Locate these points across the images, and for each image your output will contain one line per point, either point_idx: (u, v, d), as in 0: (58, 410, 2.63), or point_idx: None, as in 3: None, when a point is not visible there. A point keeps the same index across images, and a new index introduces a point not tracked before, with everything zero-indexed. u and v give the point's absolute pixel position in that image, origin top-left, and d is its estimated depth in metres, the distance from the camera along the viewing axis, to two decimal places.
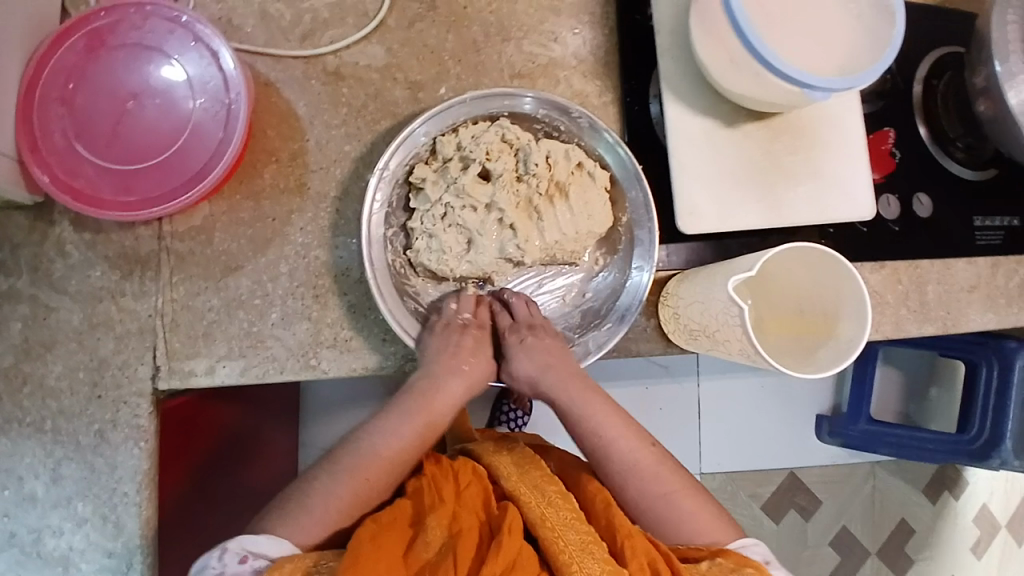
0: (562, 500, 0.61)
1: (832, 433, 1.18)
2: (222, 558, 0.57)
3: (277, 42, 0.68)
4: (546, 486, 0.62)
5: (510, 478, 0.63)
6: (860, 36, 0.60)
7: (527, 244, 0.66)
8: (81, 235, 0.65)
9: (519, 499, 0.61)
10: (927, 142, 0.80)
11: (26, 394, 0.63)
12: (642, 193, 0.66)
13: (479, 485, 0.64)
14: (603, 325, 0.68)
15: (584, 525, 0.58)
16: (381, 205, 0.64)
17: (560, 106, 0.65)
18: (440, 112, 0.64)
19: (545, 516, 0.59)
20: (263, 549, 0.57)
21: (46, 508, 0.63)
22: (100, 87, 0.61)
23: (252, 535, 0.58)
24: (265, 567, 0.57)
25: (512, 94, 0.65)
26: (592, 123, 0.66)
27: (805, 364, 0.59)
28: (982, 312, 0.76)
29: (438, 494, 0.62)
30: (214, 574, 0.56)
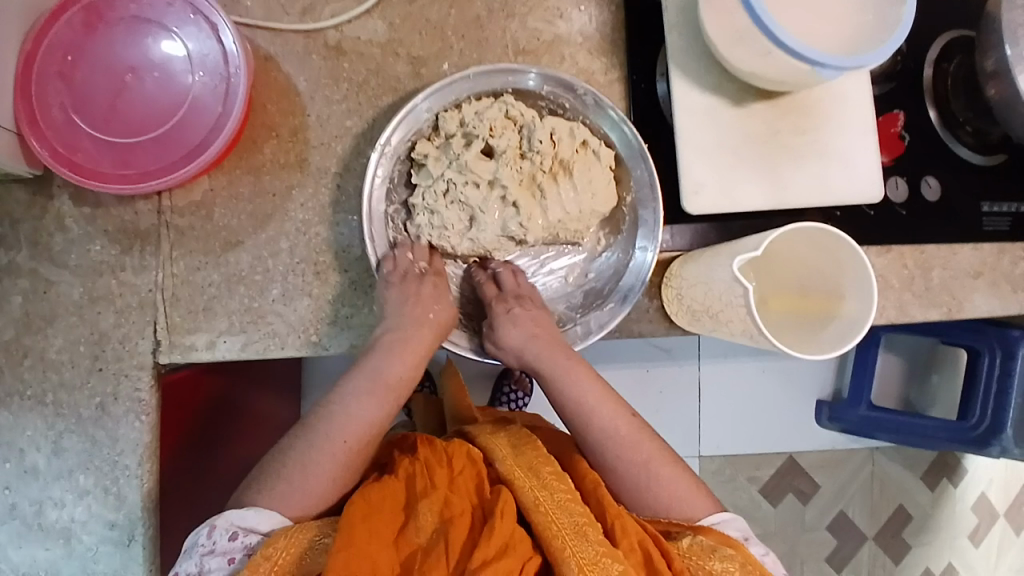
0: (557, 482, 0.61)
1: (832, 418, 1.18)
2: (212, 535, 0.58)
3: (277, 17, 0.67)
4: (541, 467, 0.62)
5: (505, 461, 0.63)
6: (869, 11, 0.59)
7: (529, 222, 0.65)
8: (80, 209, 0.65)
9: (514, 483, 0.61)
10: (937, 126, 0.79)
11: (27, 367, 0.63)
12: (647, 171, 0.65)
13: (472, 469, 0.63)
14: (597, 308, 0.67)
15: (579, 507, 0.58)
16: (382, 181, 0.63)
17: (564, 83, 0.64)
18: (444, 87, 0.64)
19: (539, 501, 0.59)
20: (254, 524, 0.59)
21: (48, 481, 0.63)
22: (98, 60, 0.60)
23: (241, 511, 0.59)
24: (256, 542, 0.58)
25: (516, 69, 0.64)
26: (597, 100, 0.65)
27: (806, 343, 0.59)
28: (987, 296, 0.76)
29: (429, 480, 0.61)
30: (205, 551, 0.58)
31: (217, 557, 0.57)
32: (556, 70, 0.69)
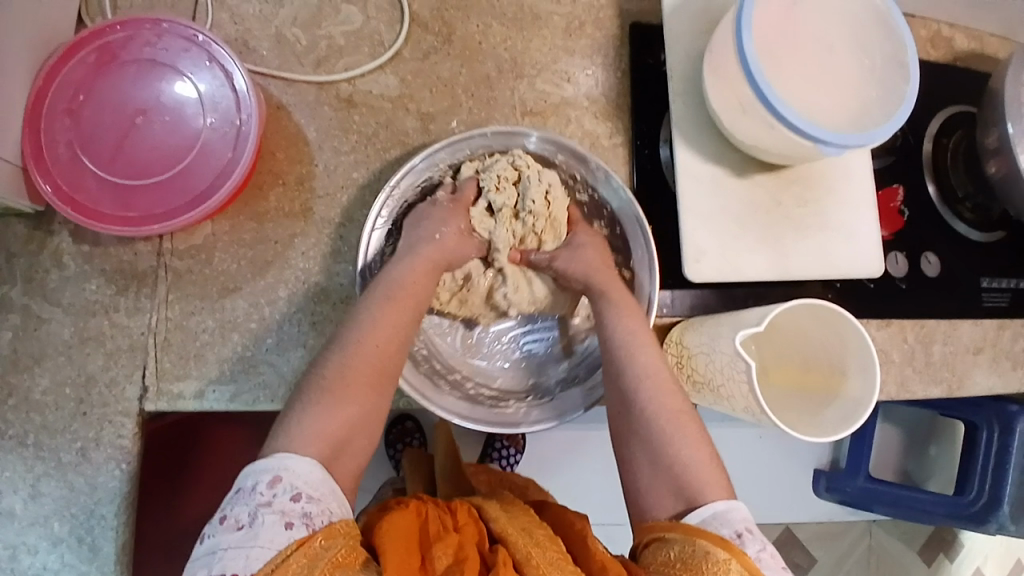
0: (550, 543, 0.55)
1: (829, 489, 1.15)
2: (272, 488, 0.48)
3: (291, 67, 0.68)
4: (535, 529, 0.57)
5: (498, 521, 0.58)
6: (873, 90, 0.60)
7: (515, 293, 0.68)
8: (79, 247, 0.64)
9: (506, 540, 0.55)
10: (936, 202, 0.79)
11: (10, 407, 0.62)
12: (645, 249, 0.66)
13: (474, 526, 0.58)
14: (546, 403, 0.68)
15: (570, 566, 0.53)
16: (383, 222, 0.64)
17: (578, 155, 0.65)
18: (462, 141, 0.64)
19: (530, 555, 0.53)
20: (319, 492, 0.49)
21: (23, 525, 0.61)
22: (109, 101, 0.61)
23: (311, 466, 0.50)
24: (318, 510, 0.48)
25: (529, 134, 0.64)
26: (608, 177, 0.65)
27: (810, 425, 0.58)
28: (986, 373, 0.77)
29: (442, 523, 0.56)
30: (261, 501, 0.47)
31: (272, 515, 0.47)
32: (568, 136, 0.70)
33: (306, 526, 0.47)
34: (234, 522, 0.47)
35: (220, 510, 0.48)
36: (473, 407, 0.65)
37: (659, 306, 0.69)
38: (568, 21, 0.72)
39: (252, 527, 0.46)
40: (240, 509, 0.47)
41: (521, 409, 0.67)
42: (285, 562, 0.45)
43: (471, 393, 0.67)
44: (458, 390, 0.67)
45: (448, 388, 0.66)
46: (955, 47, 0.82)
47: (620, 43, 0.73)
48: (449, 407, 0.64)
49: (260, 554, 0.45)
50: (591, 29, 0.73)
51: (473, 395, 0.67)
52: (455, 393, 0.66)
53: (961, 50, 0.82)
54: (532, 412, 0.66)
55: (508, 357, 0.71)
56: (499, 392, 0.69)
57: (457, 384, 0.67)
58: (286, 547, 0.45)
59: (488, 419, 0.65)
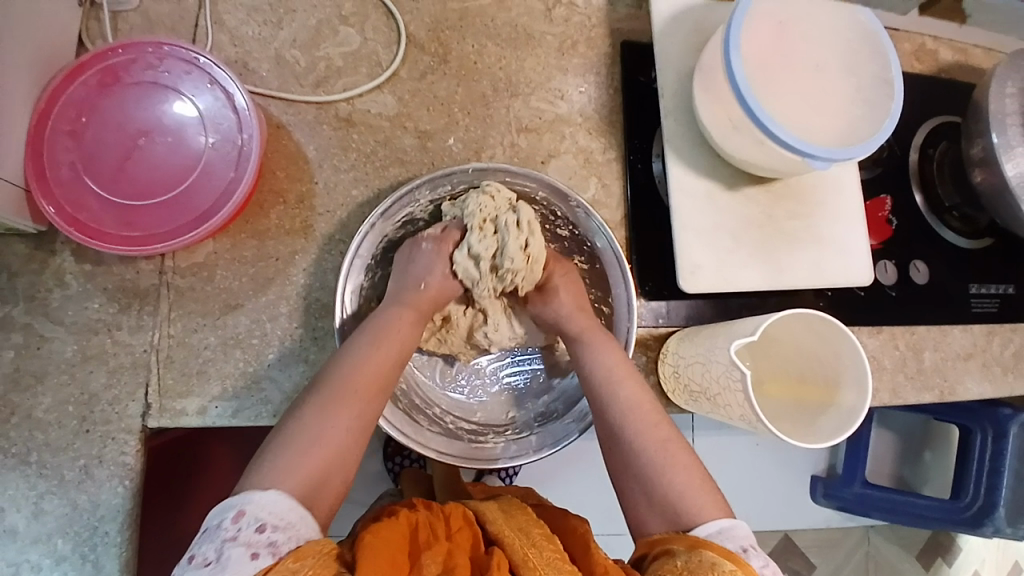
0: (547, 542, 0.57)
1: (826, 496, 1.16)
2: (238, 521, 0.47)
3: (290, 87, 0.69)
4: (531, 528, 0.59)
5: (495, 523, 0.60)
6: (859, 108, 0.62)
7: (494, 333, 0.70)
8: (81, 266, 0.65)
9: (504, 541, 0.57)
10: (923, 211, 0.81)
11: (12, 425, 0.62)
12: (625, 291, 0.66)
13: (469, 530, 0.60)
14: (524, 438, 0.67)
15: (567, 565, 0.54)
16: (361, 258, 0.64)
17: (560, 192, 0.66)
18: (441, 176, 0.66)
19: (527, 557, 0.55)
20: (287, 517, 0.48)
21: (25, 543, 0.61)
22: (111, 123, 0.62)
23: (276, 497, 0.49)
24: (286, 539, 0.47)
25: (507, 171, 0.66)
26: (588, 214, 0.66)
27: (806, 432, 0.59)
28: (977, 379, 0.78)
29: (432, 533, 0.58)
30: (227, 537, 0.46)
31: (239, 548, 0.45)
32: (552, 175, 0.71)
33: (273, 555, 0.46)
34: (202, 560, 0.45)
35: (187, 551, 0.47)
36: (449, 441, 0.65)
37: (656, 317, 0.71)
38: (561, 40, 0.74)
39: (220, 565, 0.45)
40: (204, 547, 0.46)
41: (498, 443, 0.66)
42: None
43: (450, 428, 0.68)
44: (437, 425, 0.67)
45: (426, 422, 0.66)
46: (937, 61, 0.84)
47: (612, 62, 0.75)
48: (426, 440, 0.64)
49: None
50: (584, 48, 0.74)
51: (451, 429, 0.67)
52: (433, 428, 0.66)
53: (943, 64, 0.84)
54: (511, 446, 0.66)
55: (487, 392, 0.73)
56: (477, 427, 0.69)
57: (436, 418, 0.68)
58: None
59: (463, 453, 0.65)
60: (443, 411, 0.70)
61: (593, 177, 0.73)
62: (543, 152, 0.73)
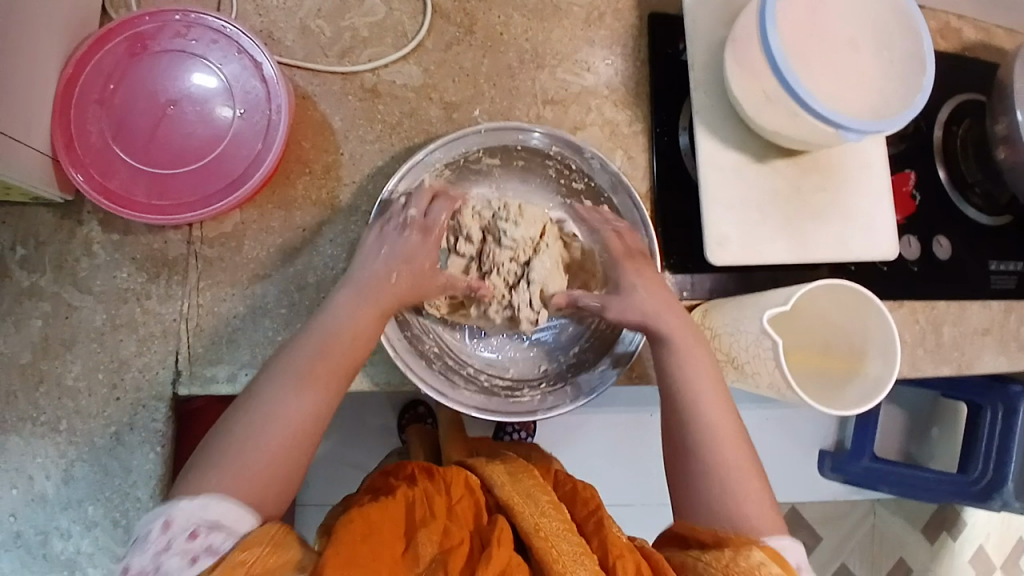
0: (555, 511, 0.59)
1: (834, 470, 1.17)
2: (167, 531, 0.48)
3: (316, 57, 0.69)
4: (539, 495, 0.60)
5: (502, 487, 0.62)
6: (891, 81, 0.62)
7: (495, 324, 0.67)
8: (109, 234, 0.65)
9: (513, 509, 0.59)
10: (946, 187, 0.81)
11: (42, 392, 0.62)
12: (648, 238, 0.67)
13: (470, 498, 0.62)
14: (561, 388, 0.69)
15: (576, 537, 0.56)
16: None
17: (572, 145, 0.68)
18: (454, 140, 0.66)
19: (538, 525, 0.57)
20: (221, 519, 0.49)
21: (55, 510, 0.61)
22: (139, 91, 0.62)
23: (202, 501, 0.49)
24: (222, 541, 0.48)
25: (524, 128, 0.66)
26: (603, 164, 0.68)
27: (835, 400, 0.60)
28: (995, 353, 0.79)
29: (428, 507, 0.59)
30: (160, 547, 0.48)
31: (175, 558, 0.47)
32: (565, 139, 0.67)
33: (213, 558, 0.47)
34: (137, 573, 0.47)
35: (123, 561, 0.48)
36: (489, 399, 0.67)
37: (680, 289, 0.71)
38: (587, 11, 0.74)
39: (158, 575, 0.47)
40: (139, 560, 0.47)
41: (536, 397, 0.68)
42: None
43: (487, 387, 0.68)
44: (474, 384, 0.68)
45: (463, 383, 0.67)
46: (962, 37, 0.84)
47: (638, 34, 0.74)
48: (464, 400, 0.66)
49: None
50: (610, 20, 0.74)
51: (488, 388, 0.68)
52: (472, 388, 0.67)
53: (968, 40, 0.84)
54: (550, 399, 0.68)
55: (515, 349, 0.72)
56: (512, 382, 0.70)
57: (472, 378, 0.69)
58: None
59: (503, 408, 0.66)
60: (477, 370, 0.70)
61: (619, 150, 0.73)
62: (568, 124, 0.72)
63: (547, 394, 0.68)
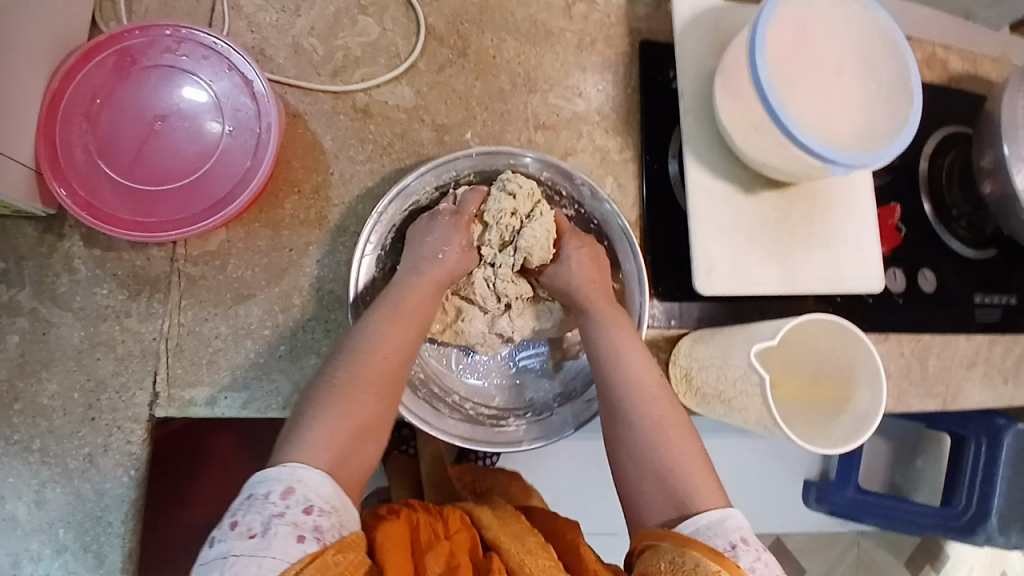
0: (542, 550, 0.56)
1: (819, 500, 1.17)
2: (286, 499, 0.49)
3: (307, 76, 0.68)
4: (527, 537, 0.58)
5: (491, 529, 0.60)
6: (879, 114, 0.63)
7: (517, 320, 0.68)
8: (90, 251, 0.63)
9: (499, 546, 0.57)
10: (931, 219, 0.82)
11: (16, 411, 0.61)
12: (636, 265, 0.67)
13: (467, 531, 0.60)
14: (547, 419, 0.68)
15: (560, 573, 0.53)
16: (373, 247, 0.65)
17: (563, 171, 0.67)
18: (445, 163, 0.65)
19: (521, 562, 0.54)
20: (330, 505, 0.50)
21: (27, 532, 0.59)
22: (127, 107, 0.61)
23: (320, 478, 0.51)
24: (328, 525, 0.49)
25: (516, 153, 0.67)
26: (593, 191, 0.68)
27: (826, 435, 0.59)
28: (978, 387, 0.79)
29: (432, 532, 0.57)
30: (274, 513, 0.48)
31: (285, 526, 0.47)
32: (559, 166, 0.67)
33: (319, 541, 0.47)
34: (245, 530, 0.47)
35: (229, 516, 0.48)
36: (473, 428, 0.66)
37: (668, 318, 0.71)
38: (580, 37, 0.74)
39: (266, 537, 0.46)
40: (251, 517, 0.47)
41: (521, 427, 0.67)
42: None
43: (473, 416, 0.68)
44: (459, 411, 0.67)
45: (449, 411, 0.67)
46: (948, 71, 0.85)
47: (631, 61, 0.75)
48: (448, 429, 0.65)
49: (272, 566, 0.45)
50: (603, 46, 0.74)
51: (473, 416, 0.68)
52: (457, 416, 0.66)
53: (954, 74, 0.85)
54: (533, 429, 0.67)
55: (499, 374, 0.72)
56: (498, 410, 0.69)
57: (457, 404, 0.68)
58: (299, 561, 0.45)
59: (487, 438, 0.66)
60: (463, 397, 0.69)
61: (609, 177, 0.73)
62: (559, 149, 0.72)
63: (531, 423, 0.68)
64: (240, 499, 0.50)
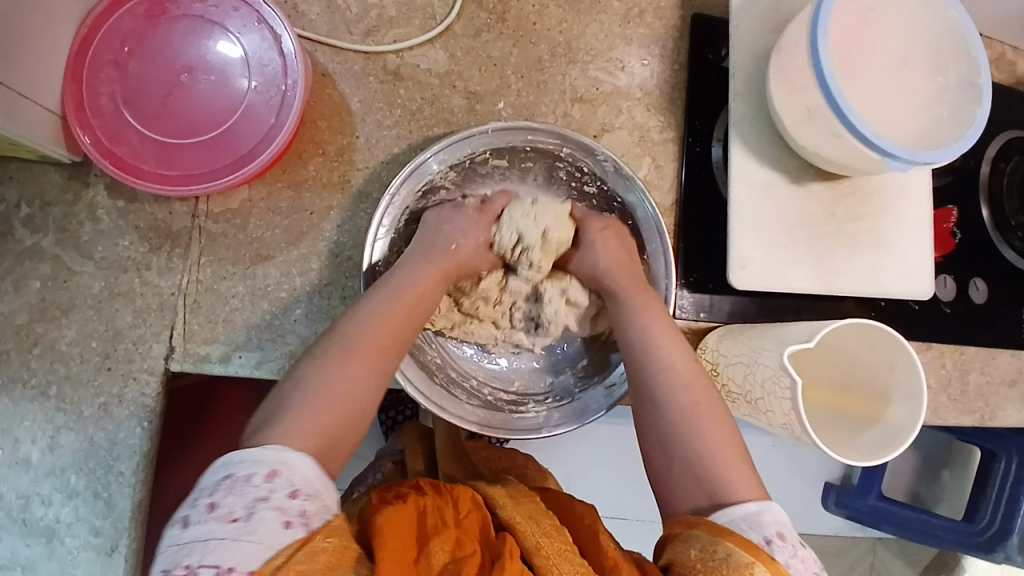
0: (558, 533, 0.53)
1: (838, 503, 1.14)
2: (270, 482, 0.45)
3: (339, 34, 0.66)
4: (542, 517, 0.54)
5: (505, 508, 0.55)
6: (946, 109, 0.57)
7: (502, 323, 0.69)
8: (115, 201, 0.63)
9: (515, 528, 0.53)
10: (988, 227, 0.76)
11: (35, 355, 0.61)
12: (663, 246, 0.64)
13: (477, 513, 0.54)
14: (566, 405, 0.67)
15: (579, 558, 0.51)
16: (386, 231, 0.62)
17: (584, 146, 0.64)
18: (462, 140, 0.63)
19: (540, 546, 0.51)
20: (317, 490, 0.46)
21: (39, 475, 0.61)
22: (155, 56, 0.60)
23: (307, 460, 0.47)
24: (316, 512, 0.45)
25: (537, 129, 0.63)
26: (616, 167, 0.64)
27: (849, 447, 0.56)
28: (1018, 407, 0.74)
29: (438, 516, 0.52)
30: (257, 497, 0.44)
31: (272, 511, 0.43)
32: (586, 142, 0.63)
33: (305, 528, 0.44)
34: (227, 513, 0.43)
35: (208, 496, 0.44)
36: (491, 414, 0.65)
37: (697, 309, 0.67)
38: (627, 7, 0.70)
39: (248, 526, 0.42)
40: (233, 500, 0.43)
41: (540, 412, 0.66)
42: (286, 564, 0.41)
43: (490, 401, 0.66)
44: (476, 399, 0.66)
45: (466, 399, 0.65)
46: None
47: (679, 35, 0.70)
48: (465, 414, 0.63)
49: (256, 553, 0.42)
50: (651, 18, 0.70)
51: (491, 402, 0.66)
52: (474, 404, 0.65)
53: None
54: (556, 415, 0.66)
55: (512, 364, 0.70)
56: (516, 396, 0.68)
57: (473, 392, 0.66)
58: (288, 548, 0.42)
59: (506, 424, 0.64)
60: (480, 381, 0.68)
61: (646, 157, 0.69)
62: (595, 125, 0.69)
63: (557, 408, 0.66)
64: (213, 479, 0.46)
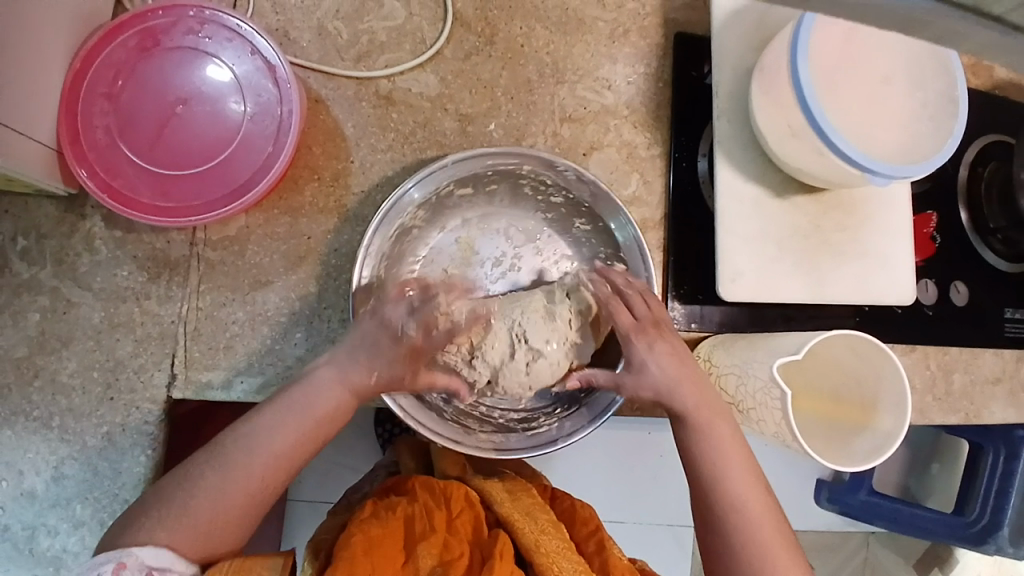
0: (554, 529, 0.57)
1: (831, 500, 1.17)
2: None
3: (331, 60, 0.67)
4: (538, 513, 0.59)
5: (502, 504, 0.59)
6: (924, 126, 0.60)
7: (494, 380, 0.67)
8: (112, 232, 0.63)
9: (513, 525, 0.57)
10: (967, 229, 0.79)
11: (35, 388, 0.62)
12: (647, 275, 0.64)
13: (470, 512, 0.59)
14: (578, 411, 0.67)
15: (577, 555, 0.55)
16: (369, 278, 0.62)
17: (544, 162, 0.64)
18: (432, 173, 0.63)
19: (538, 542, 0.55)
20: (162, 567, 0.51)
21: (43, 506, 0.61)
22: (149, 87, 0.60)
23: (150, 548, 0.51)
24: None
25: (514, 155, 0.64)
26: (579, 177, 0.65)
27: (837, 453, 0.59)
28: (1002, 405, 0.77)
29: (428, 522, 0.56)
30: None
31: None
32: (558, 165, 0.64)
33: None
34: None
35: None
36: (508, 437, 0.65)
37: (688, 320, 0.69)
38: (613, 27, 0.71)
39: None
40: None
41: (554, 425, 0.66)
42: None
43: (503, 427, 0.67)
44: (492, 430, 0.66)
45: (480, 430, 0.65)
46: (995, 75, 0.81)
47: (663, 53, 0.72)
48: (481, 443, 0.63)
49: None
50: (635, 37, 0.72)
51: (504, 426, 0.68)
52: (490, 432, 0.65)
53: (999, 81, 0.81)
54: (570, 424, 0.66)
55: None
56: (527, 415, 0.69)
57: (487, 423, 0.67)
58: None
59: (523, 443, 0.65)
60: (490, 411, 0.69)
61: (634, 173, 0.71)
62: (584, 144, 0.70)
63: (572, 416, 0.67)
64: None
